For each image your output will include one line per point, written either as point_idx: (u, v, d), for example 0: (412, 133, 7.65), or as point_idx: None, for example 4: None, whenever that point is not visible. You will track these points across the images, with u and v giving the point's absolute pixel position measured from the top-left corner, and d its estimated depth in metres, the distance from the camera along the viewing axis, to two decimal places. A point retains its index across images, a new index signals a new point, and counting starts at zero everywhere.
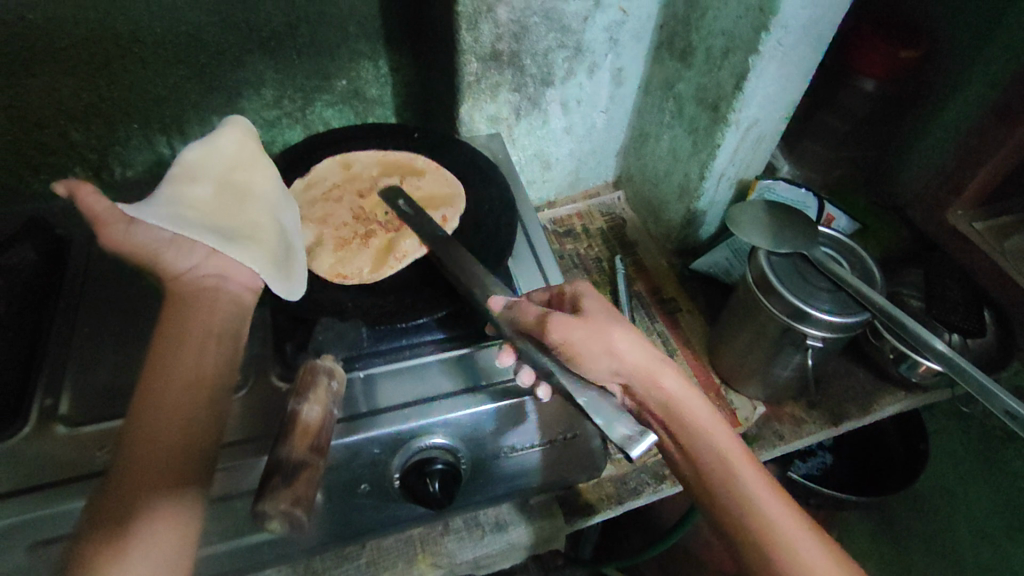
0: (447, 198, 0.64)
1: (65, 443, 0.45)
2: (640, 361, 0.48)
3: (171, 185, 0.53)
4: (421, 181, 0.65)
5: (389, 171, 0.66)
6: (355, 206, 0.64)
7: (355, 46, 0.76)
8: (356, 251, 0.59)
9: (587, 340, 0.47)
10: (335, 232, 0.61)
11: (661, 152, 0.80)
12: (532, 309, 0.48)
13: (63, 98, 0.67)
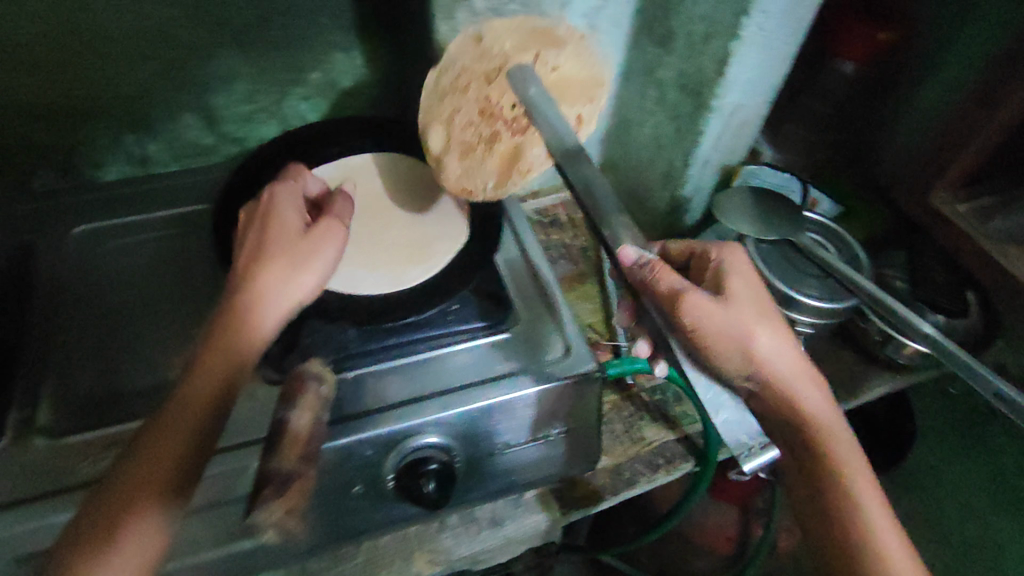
0: (589, 87, 0.62)
1: (47, 452, 0.45)
2: (789, 359, 0.47)
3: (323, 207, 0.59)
4: (559, 56, 0.59)
5: (524, 41, 0.59)
6: (483, 98, 0.57)
7: (329, 37, 0.74)
8: (481, 160, 0.59)
9: (719, 325, 0.45)
10: (460, 131, 0.58)
11: (644, 140, 0.79)
12: (667, 281, 0.44)
13: (25, 97, 0.65)
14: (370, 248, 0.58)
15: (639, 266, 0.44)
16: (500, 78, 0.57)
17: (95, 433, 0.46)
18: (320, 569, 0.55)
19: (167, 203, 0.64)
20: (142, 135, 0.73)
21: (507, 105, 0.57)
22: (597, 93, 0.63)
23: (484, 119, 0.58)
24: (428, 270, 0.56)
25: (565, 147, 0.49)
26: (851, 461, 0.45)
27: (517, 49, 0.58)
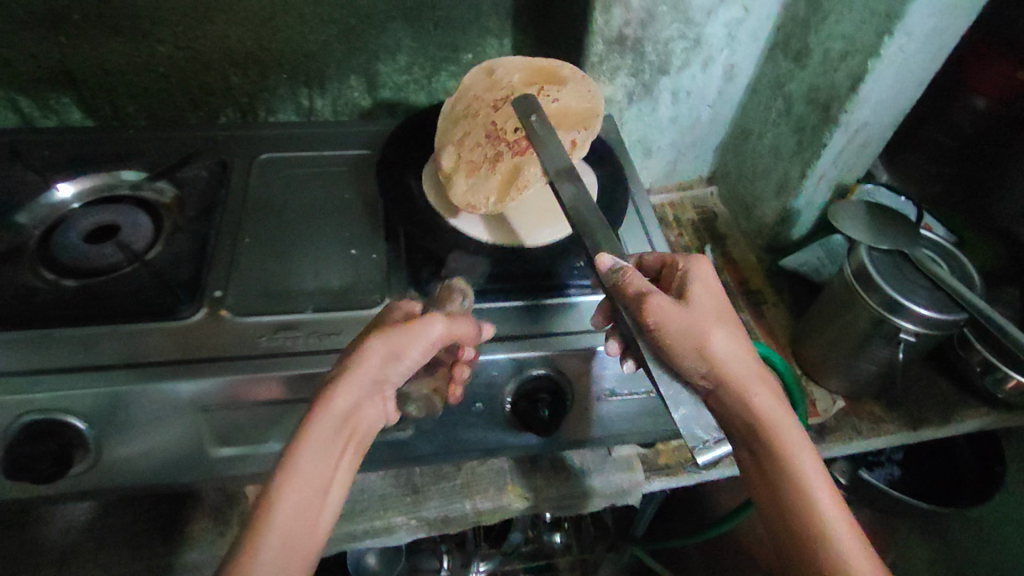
0: (585, 117, 0.65)
1: (233, 327, 0.54)
2: (746, 362, 0.46)
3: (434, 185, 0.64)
4: (559, 91, 0.65)
5: (531, 77, 0.67)
6: (489, 121, 0.63)
7: (485, 23, 0.82)
8: (484, 177, 0.61)
9: (684, 326, 0.45)
10: (469, 152, 0.63)
11: (762, 150, 0.83)
12: (635, 283, 0.45)
13: (232, 44, 0.76)
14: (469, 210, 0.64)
15: (614, 271, 0.47)
16: (504, 104, 0.64)
17: (271, 318, 0.55)
18: (423, 483, 0.61)
19: (332, 147, 0.74)
20: (313, 90, 0.83)
21: (510, 129, 0.62)
22: (595, 123, 0.66)
23: (489, 140, 0.63)
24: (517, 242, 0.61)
25: (555, 164, 0.55)
26: (805, 461, 0.44)
27: (524, 82, 0.66)
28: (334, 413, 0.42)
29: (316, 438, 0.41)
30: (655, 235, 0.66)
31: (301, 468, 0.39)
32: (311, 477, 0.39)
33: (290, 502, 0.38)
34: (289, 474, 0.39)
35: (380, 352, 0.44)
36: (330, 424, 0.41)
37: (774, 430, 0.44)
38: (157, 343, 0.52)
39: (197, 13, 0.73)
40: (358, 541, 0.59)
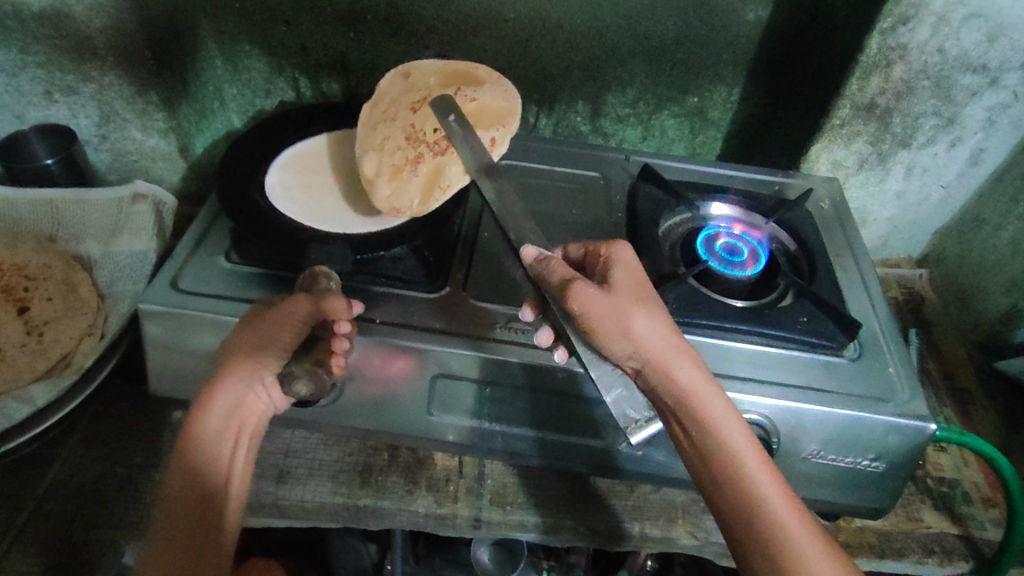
0: (501, 114, 0.64)
1: (471, 308, 0.58)
2: (665, 340, 0.48)
3: (289, 183, 0.64)
4: (476, 91, 0.65)
5: (447, 79, 0.66)
6: (407, 124, 0.62)
7: (720, 71, 0.85)
8: (406, 178, 0.59)
9: (609, 313, 0.47)
10: (389, 156, 0.61)
11: (997, 243, 0.78)
12: (559, 273, 0.48)
13: (485, 58, 0.85)
14: (332, 200, 0.64)
15: (537, 262, 0.49)
16: (421, 107, 0.63)
17: (506, 308, 0.59)
18: (595, 496, 0.62)
19: (562, 164, 0.78)
20: (541, 109, 0.90)
21: (429, 130, 0.61)
22: (513, 121, 0.64)
23: (408, 142, 0.61)
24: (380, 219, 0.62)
25: (480, 163, 0.58)
26: (730, 429, 0.47)
27: (441, 85, 0.66)
28: (222, 396, 0.50)
29: (208, 416, 0.50)
30: (875, 293, 0.65)
31: (209, 446, 0.49)
32: (214, 448, 0.50)
33: (212, 466, 0.49)
34: (198, 449, 0.49)
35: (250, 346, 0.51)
36: (219, 410, 0.50)
37: (699, 401, 0.47)
38: (407, 308, 0.58)
39: (467, 27, 0.82)
40: (526, 533, 0.60)
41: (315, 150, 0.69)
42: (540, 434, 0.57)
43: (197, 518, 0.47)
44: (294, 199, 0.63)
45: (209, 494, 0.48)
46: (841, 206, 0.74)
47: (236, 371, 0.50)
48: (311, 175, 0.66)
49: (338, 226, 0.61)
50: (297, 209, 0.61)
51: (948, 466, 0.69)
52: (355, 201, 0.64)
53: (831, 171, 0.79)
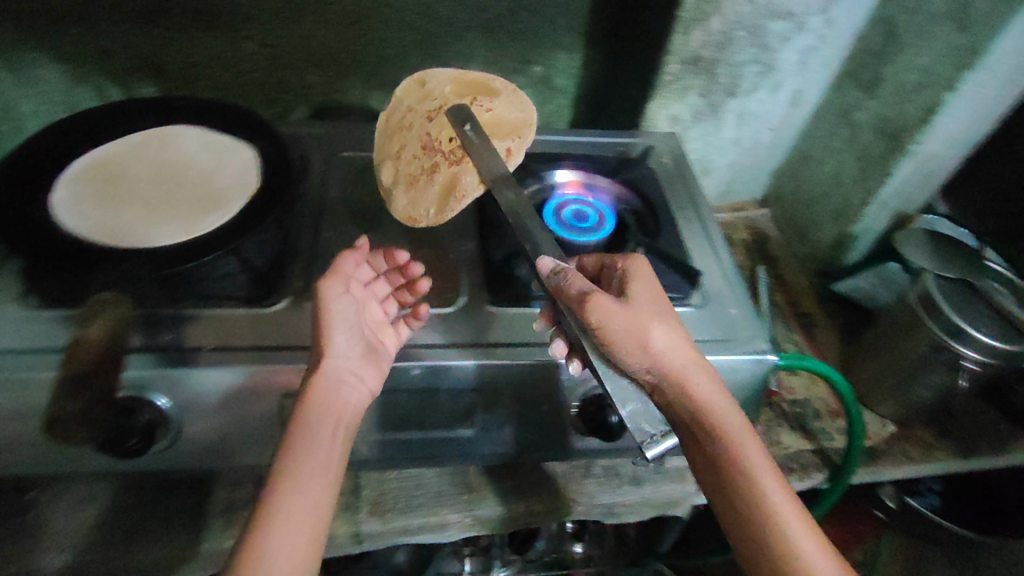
0: (518, 126, 0.66)
1: (312, 318, 0.56)
2: (680, 354, 0.48)
3: (80, 198, 0.58)
4: (491, 103, 0.68)
5: (462, 87, 0.70)
6: (423, 133, 0.64)
7: (558, 37, 0.85)
8: (422, 188, 0.61)
9: (624, 324, 0.47)
10: (406, 165, 0.63)
11: (822, 175, 0.84)
12: (578, 285, 0.48)
13: (314, 45, 0.80)
14: (135, 210, 0.58)
15: (555, 274, 0.49)
16: (438, 116, 0.65)
17: (350, 310, 0.57)
18: (477, 484, 0.64)
19: None
20: (384, 93, 0.87)
21: (446, 140, 0.63)
22: (527, 132, 0.67)
23: (426, 152, 0.63)
24: (191, 225, 0.57)
25: (493, 172, 0.59)
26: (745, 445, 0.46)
27: (456, 94, 0.68)
28: (323, 386, 0.49)
29: (310, 408, 0.48)
30: (715, 235, 0.69)
31: (298, 428, 0.47)
32: (308, 430, 0.47)
33: (302, 444, 0.46)
34: (297, 434, 0.47)
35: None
36: (320, 400, 0.49)
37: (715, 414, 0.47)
38: (241, 328, 0.54)
39: (287, 13, 0.76)
40: (410, 535, 0.61)
41: (111, 158, 0.63)
42: (406, 436, 0.57)
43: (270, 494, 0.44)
44: (87, 213, 0.57)
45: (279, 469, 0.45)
46: (681, 158, 0.77)
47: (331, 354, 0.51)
48: (110, 186, 0.60)
49: (141, 238, 0.55)
50: (91, 226, 0.56)
51: (798, 388, 0.76)
52: (160, 208, 0.59)
53: (671, 126, 0.81)
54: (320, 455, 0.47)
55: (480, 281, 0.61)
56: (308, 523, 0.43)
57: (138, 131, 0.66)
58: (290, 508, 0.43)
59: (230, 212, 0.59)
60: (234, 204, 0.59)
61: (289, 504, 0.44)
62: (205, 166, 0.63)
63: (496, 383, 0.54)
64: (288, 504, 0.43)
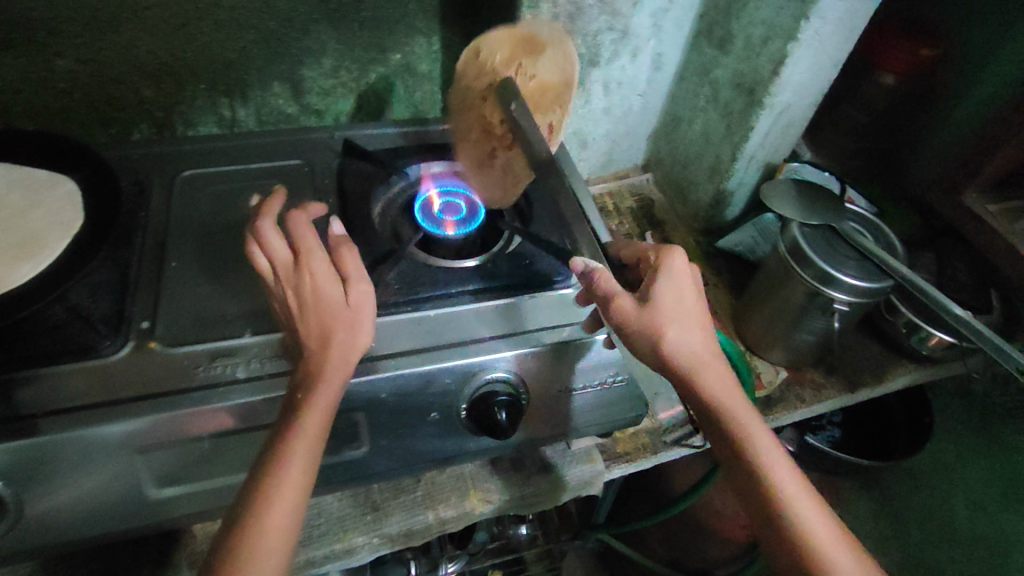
0: (560, 90, 0.72)
1: (160, 361, 0.51)
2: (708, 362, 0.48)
3: None
4: (536, 66, 0.69)
5: (513, 48, 0.68)
6: (483, 116, 0.68)
7: (412, 22, 0.81)
8: (488, 171, 0.67)
9: (642, 321, 0.47)
10: (471, 149, 0.69)
11: (693, 135, 0.85)
12: (604, 286, 0.49)
13: (140, 56, 0.72)
14: None
15: (586, 273, 0.50)
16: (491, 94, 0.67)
17: (204, 346, 0.52)
18: (383, 499, 0.62)
19: (261, 159, 0.70)
20: (234, 100, 0.81)
21: (497, 122, 0.66)
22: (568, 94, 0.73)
23: (484, 136, 0.67)
24: (3, 278, 0.51)
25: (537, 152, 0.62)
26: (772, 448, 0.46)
27: (506, 62, 0.68)
28: (338, 380, 0.46)
29: (317, 406, 0.45)
30: (588, 210, 0.68)
31: (299, 427, 0.44)
32: (312, 430, 0.44)
33: (304, 447, 0.44)
34: (296, 435, 0.44)
35: (285, 293, 0.49)
36: (331, 397, 0.46)
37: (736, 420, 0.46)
38: (75, 387, 0.48)
39: (100, 22, 0.68)
40: (317, 567, 0.58)
41: None
42: None
43: (255, 498, 0.42)
44: None
45: (268, 476, 0.43)
46: (552, 135, 0.75)
47: (318, 290, 0.48)
48: None
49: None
50: None
51: None
52: None
53: None
54: (312, 460, 0.44)
55: None
56: (286, 539, 0.42)
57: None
58: (274, 518, 0.42)
59: (50, 258, 0.53)
60: (53, 247, 0.54)
61: (272, 514, 0.42)
62: (17, 209, 0.57)
63: (377, 398, 0.52)
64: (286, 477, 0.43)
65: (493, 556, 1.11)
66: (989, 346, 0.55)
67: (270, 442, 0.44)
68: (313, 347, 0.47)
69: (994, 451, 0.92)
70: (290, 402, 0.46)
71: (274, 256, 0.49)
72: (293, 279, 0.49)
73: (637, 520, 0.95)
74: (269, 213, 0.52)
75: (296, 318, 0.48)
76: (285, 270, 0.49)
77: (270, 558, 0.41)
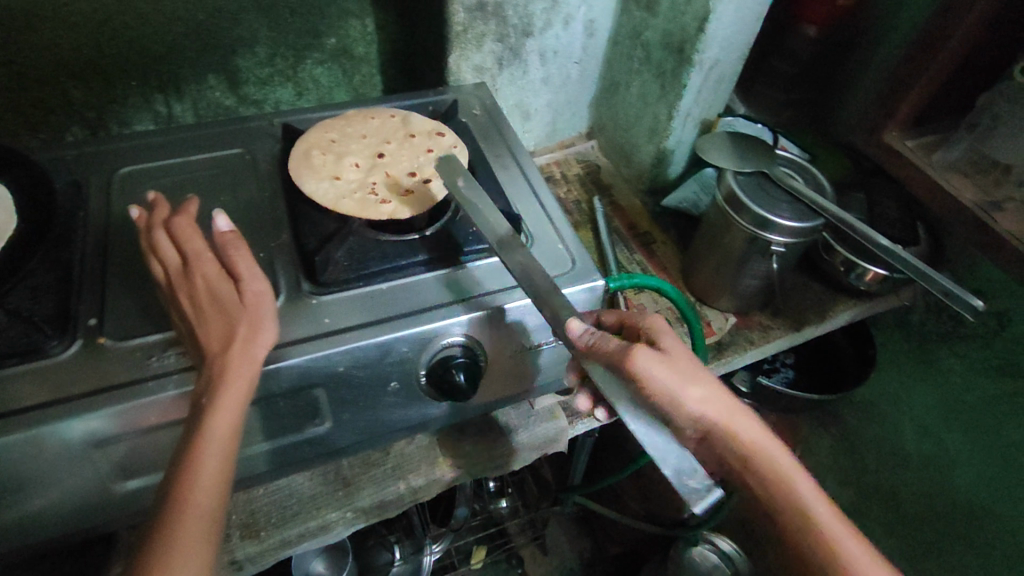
0: (411, 124, 0.69)
1: (113, 354, 0.51)
2: (740, 422, 0.46)
3: None
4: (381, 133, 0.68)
5: (363, 132, 0.68)
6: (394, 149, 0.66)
7: (344, 5, 0.81)
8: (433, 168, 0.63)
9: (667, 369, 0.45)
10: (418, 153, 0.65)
11: (631, 99, 0.86)
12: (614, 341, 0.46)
13: (64, 55, 0.70)
14: None
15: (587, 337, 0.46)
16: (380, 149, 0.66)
17: (158, 336, 0.52)
18: (353, 473, 0.63)
19: (200, 150, 0.69)
20: (169, 95, 0.79)
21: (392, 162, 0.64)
22: (417, 122, 0.69)
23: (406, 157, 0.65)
24: None
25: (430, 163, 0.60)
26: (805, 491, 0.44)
27: (366, 137, 0.67)
28: (244, 381, 0.46)
29: (224, 411, 0.44)
30: (532, 175, 0.70)
31: (207, 428, 0.44)
32: (222, 433, 0.44)
33: (215, 449, 0.44)
34: (204, 442, 0.44)
35: (180, 300, 0.49)
36: (236, 405, 0.45)
37: (783, 483, 0.43)
38: (24, 388, 0.48)
39: (17, 22, 0.66)
40: (293, 546, 0.59)
41: None
42: (249, 453, 0.52)
43: (168, 503, 0.42)
44: None
45: (181, 482, 0.42)
46: (492, 107, 0.76)
47: (213, 291, 0.48)
48: None
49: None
50: None
51: (647, 304, 0.78)
52: None
53: (477, 76, 0.81)
54: (222, 463, 0.44)
55: (299, 273, 0.58)
56: (208, 540, 0.42)
57: None
58: (189, 522, 0.41)
59: None
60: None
61: (189, 517, 0.42)
62: None
63: (336, 371, 0.52)
64: (198, 481, 0.43)
65: (473, 532, 1.13)
66: (911, 271, 0.59)
67: (181, 447, 0.44)
68: (215, 348, 0.46)
69: (934, 378, 0.97)
70: (196, 409, 0.45)
71: (166, 263, 0.50)
72: (185, 284, 0.49)
73: (610, 477, 0.98)
74: (160, 223, 0.52)
75: (192, 322, 0.48)
76: (176, 277, 0.49)
77: (194, 563, 0.41)
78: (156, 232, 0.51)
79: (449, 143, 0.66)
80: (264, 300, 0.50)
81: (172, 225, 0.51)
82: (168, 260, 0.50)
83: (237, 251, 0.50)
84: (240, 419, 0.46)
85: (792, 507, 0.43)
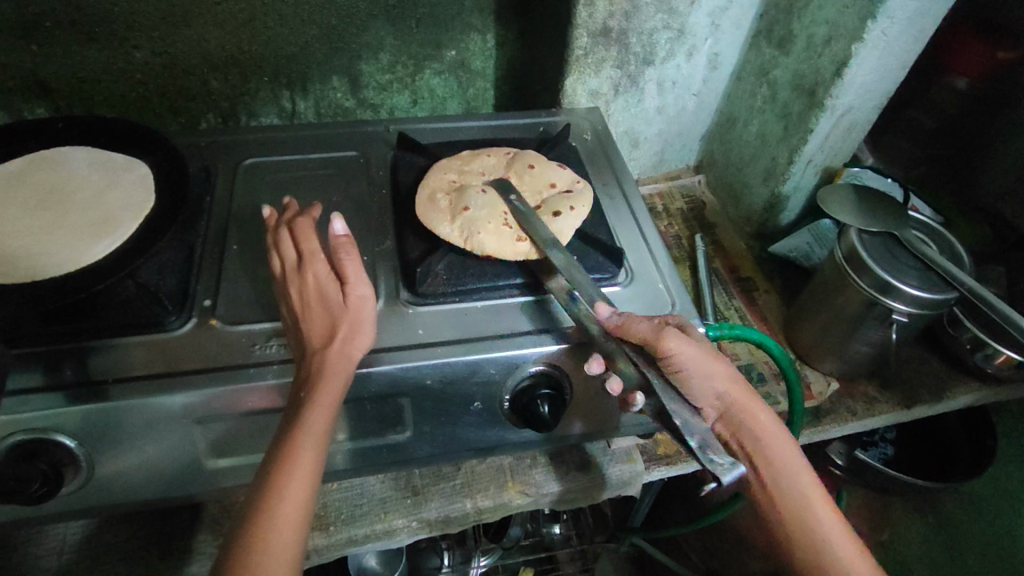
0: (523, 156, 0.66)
1: (220, 337, 0.53)
2: (737, 386, 0.49)
3: None
4: (494, 167, 0.65)
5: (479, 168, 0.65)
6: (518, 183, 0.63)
7: (468, 19, 0.83)
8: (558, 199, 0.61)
9: (693, 357, 0.48)
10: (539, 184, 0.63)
11: (748, 137, 0.83)
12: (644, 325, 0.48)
13: (209, 48, 0.75)
14: (24, 242, 0.55)
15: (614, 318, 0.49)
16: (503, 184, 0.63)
17: (264, 325, 0.54)
18: (423, 484, 0.63)
19: (319, 149, 0.72)
20: (295, 92, 0.84)
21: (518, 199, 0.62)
22: (528, 154, 0.66)
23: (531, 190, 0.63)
24: (83, 250, 0.55)
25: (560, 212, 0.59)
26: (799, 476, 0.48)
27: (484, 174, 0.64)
28: (341, 380, 0.47)
29: (321, 408, 0.45)
30: (640, 211, 0.67)
31: (304, 423, 0.45)
32: (318, 428, 0.45)
33: (310, 443, 0.45)
34: (302, 434, 0.45)
35: (290, 296, 0.50)
36: (330, 404, 0.46)
37: (767, 440, 0.48)
38: (141, 357, 0.51)
39: (175, 17, 0.71)
40: (358, 545, 0.60)
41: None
42: (330, 450, 0.53)
43: (265, 493, 0.43)
44: None
45: (276, 474, 0.43)
46: (604, 134, 0.75)
47: (321, 292, 0.50)
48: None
49: (27, 270, 0.53)
50: None
51: (742, 353, 0.77)
52: (54, 236, 0.56)
53: (592, 100, 0.80)
54: (315, 460, 0.45)
55: (398, 281, 0.58)
56: (297, 533, 0.43)
57: (22, 155, 0.63)
58: (285, 511, 0.43)
59: (126, 233, 0.56)
60: (128, 224, 0.57)
61: (283, 506, 0.43)
62: (98, 187, 0.60)
63: (425, 385, 0.52)
64: (292, 477, 0.43)
65: (524, 553, 1.11)
66: None
67: (280, 437, 0.45)
68: (317, 345, 0.48)
69: None
70: (294, 402, 0.46)
71: (283, 259, 0.52)
72: (297, 280, 0.51)
73: (672, 528, 0.94)
74: (284, 223, 0.55)
75: (298, 318, 0.49)
76: (290, 274, 0.51)
77: (288, 551, 0.42)
78: (280, 230, 0.54)
79: (569, 176, 0.65)
80: (365, 307, 0.51)
81: (294, 225, 0.54)
82: (286, 258, 0.52)
83: (352, 259, 0.52)
84: (334, 417, 0.47)
85: (774, 460, 0.48)
